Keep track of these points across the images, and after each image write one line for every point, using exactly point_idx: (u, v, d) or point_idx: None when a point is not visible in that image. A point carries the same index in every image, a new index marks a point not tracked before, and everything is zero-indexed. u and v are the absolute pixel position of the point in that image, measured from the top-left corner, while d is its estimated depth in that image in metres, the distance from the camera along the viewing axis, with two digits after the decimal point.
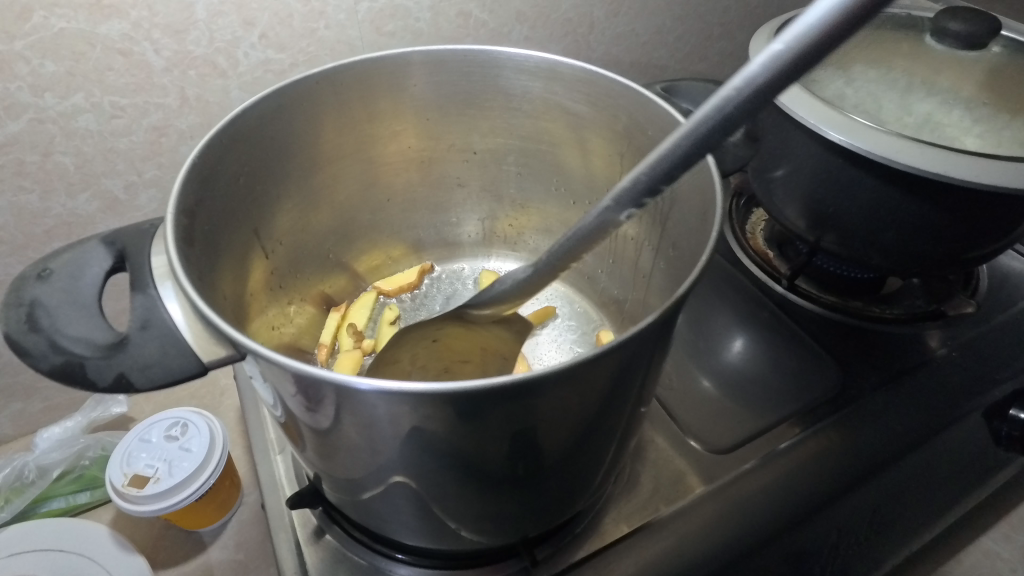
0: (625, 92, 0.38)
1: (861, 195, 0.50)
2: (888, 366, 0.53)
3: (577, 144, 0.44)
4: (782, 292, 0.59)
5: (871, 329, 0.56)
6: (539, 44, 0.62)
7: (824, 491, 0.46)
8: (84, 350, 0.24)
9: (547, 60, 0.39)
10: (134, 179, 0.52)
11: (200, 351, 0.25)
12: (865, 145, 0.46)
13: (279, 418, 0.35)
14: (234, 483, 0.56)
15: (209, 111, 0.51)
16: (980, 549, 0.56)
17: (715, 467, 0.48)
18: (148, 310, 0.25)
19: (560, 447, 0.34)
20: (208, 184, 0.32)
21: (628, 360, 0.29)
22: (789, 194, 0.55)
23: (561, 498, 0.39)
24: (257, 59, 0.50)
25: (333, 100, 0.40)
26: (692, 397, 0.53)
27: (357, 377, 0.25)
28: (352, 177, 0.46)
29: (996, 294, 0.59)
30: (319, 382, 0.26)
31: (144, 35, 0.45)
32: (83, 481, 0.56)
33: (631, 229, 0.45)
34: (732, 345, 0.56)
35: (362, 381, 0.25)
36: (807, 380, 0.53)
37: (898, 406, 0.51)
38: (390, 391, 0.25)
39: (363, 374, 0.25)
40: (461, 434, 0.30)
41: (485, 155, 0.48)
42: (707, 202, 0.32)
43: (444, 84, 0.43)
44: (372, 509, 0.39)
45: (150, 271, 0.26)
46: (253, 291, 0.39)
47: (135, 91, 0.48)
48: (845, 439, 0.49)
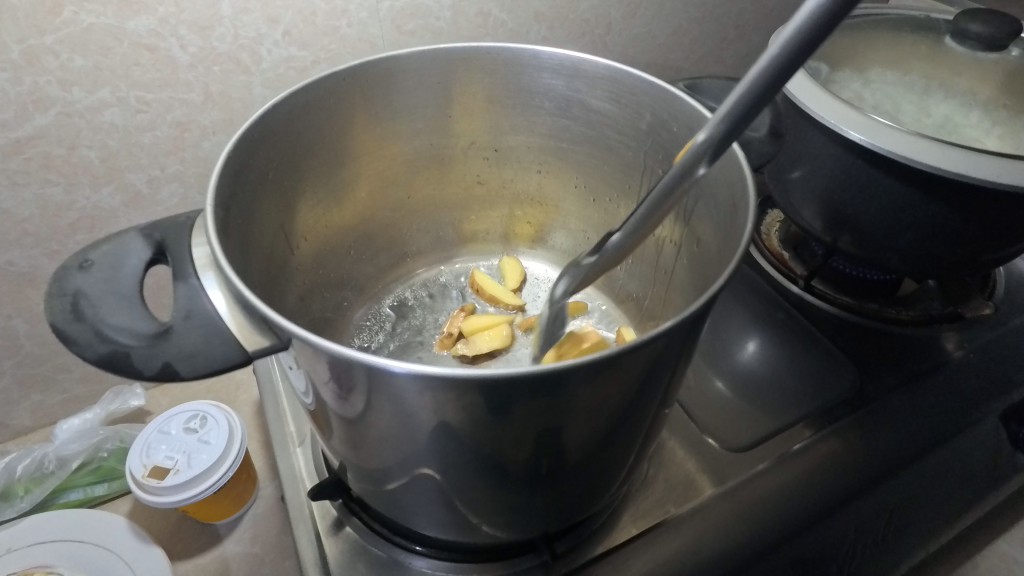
0: (649, 89, 0.38)
1: (880, 196, 0.50)
2: (905, 368, 0.53)
3: (599, 141, 0.44)
4: (798, 292, 0.59)
5: (888, 331, 0.56)
6: (557, 44, 0.62)
7: (841, 489, 0.47)
8: (130, 340, 0.25)
9: (571, 58, 0.40)
10: (157, 173, 0.52)
11: (242, 340, 0.25)
12: (886, 144, 0.46)
13: (307, 409, 0.36)
14: (251, 476, 0.56)
15: (232, 107, 0.52)
16: (997, 552, 0.55)
17: (732, 466, 0.48)
18: (191, 298, 0.26)
19: (584, 442, 0.34)
20: (240, 177, 0.32)
21: (656, 355, 0.29)
22: (807, 195, 0.55)
23: (581, 494, 0.39)
24: (279, 56, 0.51)
25: (360, 96, 0.41)
26: (708, 396, 0.53)
27: (392, 360, 0.25)
28: (375, 173, 0.46)
29: (1015, 298, 0.59)
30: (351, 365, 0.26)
31: (171, 31, 0.46)
32: (101, 472, 0.56)
33: (653, 225, 0.45)
34: (749, 345, 0.56)
35: (397, 365, 0.25)
36: (825, 381, 0.53)
37: (916, 407, 0.51)
38: (423, 375, 0.26)
39: (398, 358, 0.26)
40: (488, 427, 0.30)
41: (506, 153, 0.48)
42: (734, 197, 0.33)
43: (469, 82, 0.43)
44: (394, 500, 0.39)
45: (191, 262, 0.27)
46: (279, 285, 0.40)
47: (161, 86, 0.48)
48: (862, 439, 0.49)
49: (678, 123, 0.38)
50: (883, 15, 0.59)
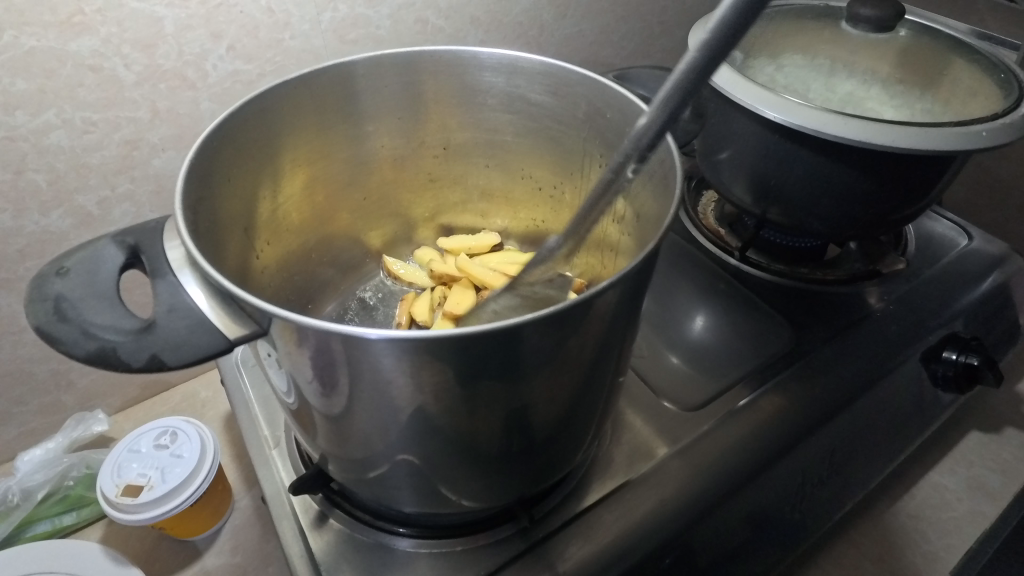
0: (582, 80, 0.42)
1: (797, 167, 0.55)
2: (835, 322, 0.58)
3: (541, 132, 0.47)
4: (736, 264, 0.63)
5: (818, 292, 0.61)
6: (494, 47, 0.65)
7: (788, 436, 0.51)
8: (116, 337, 0.26)
9: (509, 56, 0.43)
10: (107, 194, 0.52)
11: (223, 327, 0.27)
12: (798, 120, 0.51)
13: (291, 408, 0.38)
14: (226, 488, 0.56)
15: (180, 123, 0.52)
16: (930, 482, 0.61)
17: (689, 424, 0.51)
18: (172, 293, 0.27)
19: (553, 405, 0.36)
20: (204, 186, 0.34)
21: (608, 315, 0.32)
22: (736, 172, 0.60)
23: (555, 460, 0.42)
24: (225, 70, 0.52)
25: (311, 101, 0.42)
26: (663, 366, 0.57)
27: (368, 328, 0.27)
28: (331, 178, 0.48)
29: (924, 253, 0.65)
30: (327, 342, 0.28)
31: (115, 50, 0.47)
32: (69, 501, 0.56)
33: (597, 207, 0.48)
34: (696, 319, 0.60)
35: (373, 332, 0.27)
36: (766, 341, 0.57)
37: (848, 356, 0.56)
38: (398, 338, 0.27)
39: (374, 326, 0.27)
40: (460, 398, 0.32)
41: (454, 149, 0.51)
42: (664, 170, 0.36)
43: (413, 85, 0.45)
44: (375, 484, 0.41)
45: (167, 261, 0.28)
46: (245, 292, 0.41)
47: (107, 105, 0.48)
48: (803, 390, 0.53)
49: (612, 109, 0.41)
50: (787, 5, 0.65)
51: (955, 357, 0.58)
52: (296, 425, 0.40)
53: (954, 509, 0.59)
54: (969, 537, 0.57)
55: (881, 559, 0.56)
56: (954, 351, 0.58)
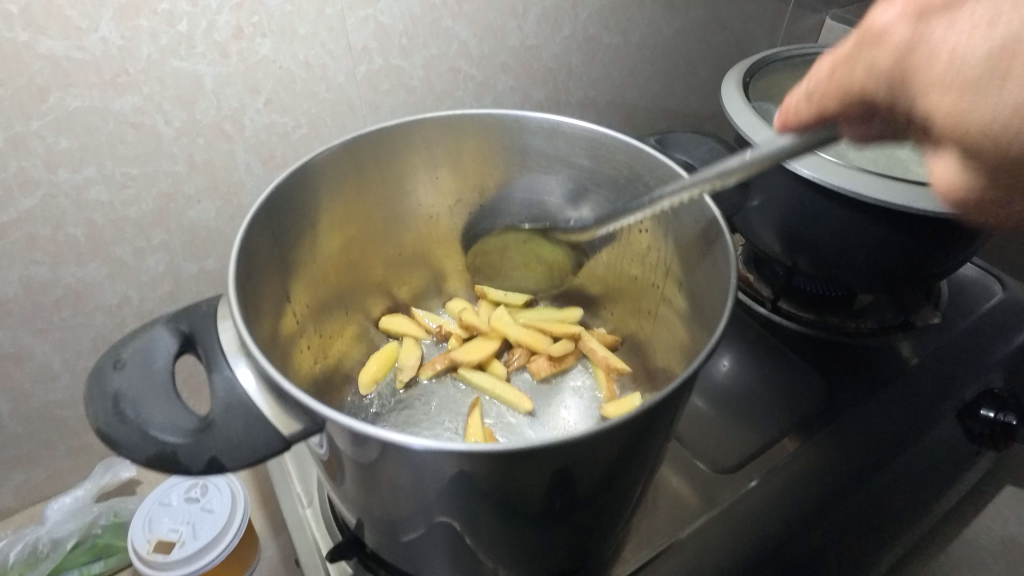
0: (624, 147, 0.41)
1: (832, 223, 0.54)
2: (869, 377, 0.57)
3: (579, 194, 0.47)
4: (766, 313, 0.63)
5: (850, 343, 0.60)
6: (523, 92, 0.65)
7: (822, 496, 0.50)
8: (176, 439, 0.25)
9: (551, 120, 0.43)
10: (142, 244, 0.53)
11: (279, 424, 0.26)
12: (836, 181, 0.50)
13: (321, 457, 0.37)
14: (253, 537, 0.56)
15: (216, 175, 0.53)
16: (963, 540, 0.60)
17: (725, 487, 0.51)
18: (228, 387, 0.27)
19: (593, 482, 0.36)
20: (250, 262, 0.34)
21: (655, 404, 0.32)
22: (767, 221, 0.59)
23: (592, 530, 0.42)
24: (262, 123, 0.52)
25: (354, 165, 0.42)
26: (693, 418, 0.56)
27: (411, 438, 0.29)
28: (368, 236, 0.48)
29: (956, 303, 0.64)
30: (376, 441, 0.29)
31: (156, 107, 0.47)
32: (97, 549, 0.55)
33: (635, 267, 0.48)
34: (724, 361, 0.59)
35: (415, 442, 0.29)
36: (798, 393, 0.56)
37: (881, 416, 0.55)
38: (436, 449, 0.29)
39: (416, 436, 0.29)
40: (500, 483, 0.33)
41: (490, 205, 0.50)
42: (715, 246, 0.37)
43: (453, 144, 0.45)
44: (409, 551, 0.41)
45: (222, 351, 0.28)
46: (287, 359, 0.41)
47: (146, 160, 0.49)
48: (836, 449, 0.52)
49: (654, 176, 0.41)
50: (819, 51, 0.65)
51: (993, 415, 0.57)
52: (323, 472, 0.39)
53: (990, 567, 0.58)
54: None
55: None
56: (991, 409, 0.57)
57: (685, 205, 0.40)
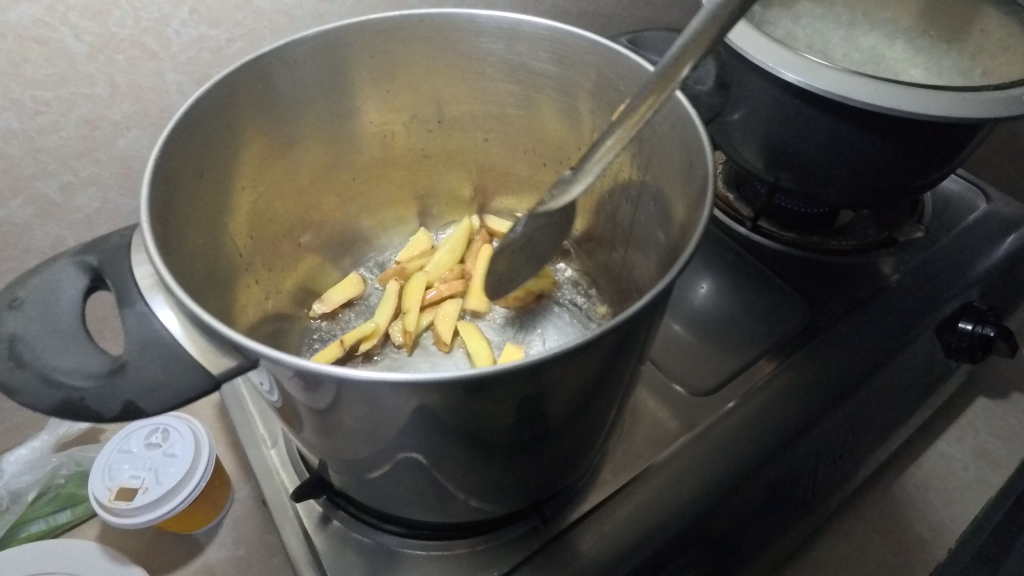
0: (593, 48, 0.38)
1: (817, 135, 0.50)
2: (848, 296, 0.56)
3: (545, 105, 0.44)
4: (746, 233, 0.60)
5: (831, 263, 0.58)
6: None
7: (798, 419, 0.49)
8: (82, 383, 0.23)
9: (510, 20, 0.39)
10: (70, 179, 0.48)
11: (207, 364, 0.24)
12: (823, 84, 0.45)
13: (274, 406, 0.33)
14: (224, 480, 0.54)
15: (144, 98, 0.47)
16: (937, 451, 0.61)
17: (702, 409, 0.50)
18: (141, 325, 0.24)
19: (565, 406, 0.34)
20: (172, 187, 0.31)
21: (638, 303, 0.29)
22: (748, 135, 0.54)
23: (570, 453, 0.41)
24: (190, 37, 0.46)
25: (283, 78, 0.38)
26: (670, 342, 0.54)
27: (367, 374, 0.25)
28: (316, 160, 0.44)
29: (941, 218, 0.62)
30: (326, 384, 0.26)
31: (61, 19, 0.41)
32: (61, 499, 0.53)
33: (607, 186, 0.45)
34: (706, 283, 0.58)
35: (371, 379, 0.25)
36: (778, 316, 0.55)
37: (863, 331, 0.54)
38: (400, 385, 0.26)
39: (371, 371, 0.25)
40: (469, 412, 0.31)
41: (449, 123, 0.46)
42: (685, 147, 0.34)
43: (403, 53, 0.41)
44: (378, 487, 0.39)
45: (136, 284, 0.25)
46: (234, 295, 0.38)
47: (58, 82, 0.43)
48: (815, 369, 0.51)
49: (625, 81, 0.38)
50: None
51: (970, 328, 0.56)
52: (281, 420, 0.35)
53: (961, 478, 0.59)
54: (974, 505, 0.58)
55: (887, 530, 0.56)
56: (969, 322, 0.56)
57: (657, 109, 0.36)
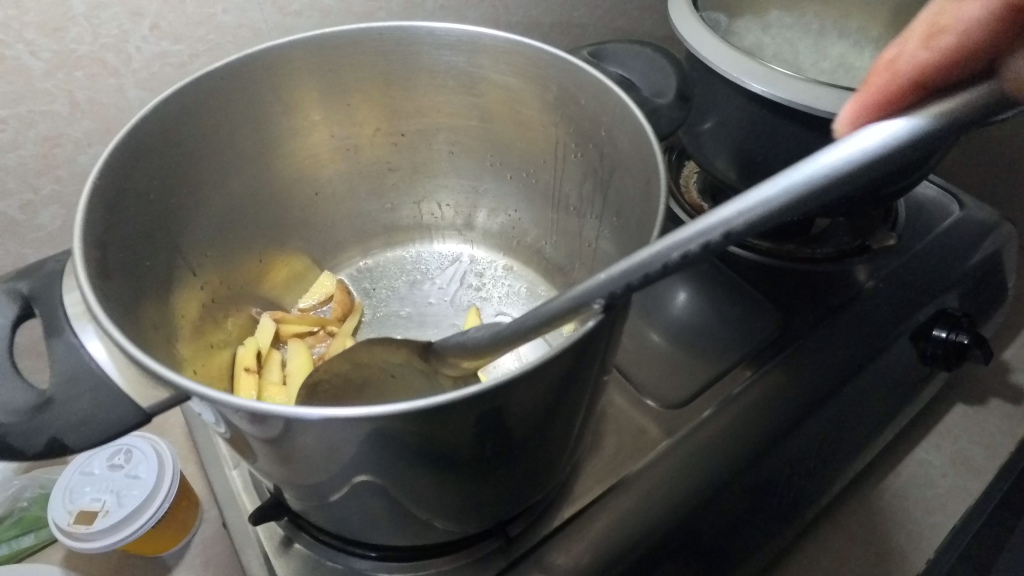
0: (550, 60, 0.38)
1: (785, 146, 0.49)
2: (823, 305, 0.55)
3: (508, 117, 0.44)
4: None
5: (805, 271, 0.58)
6: (456, 12, 0.58)
7: (773, 430, 0.49)
8: (7, 419, 0.24)
9: (469, 33, 0.39)
10: (30, 197, 0.47)
11: (137, 395, 0.24)
12: (786, 94, 0.44)
13: (226, 436, 0.32)
14: (192, 501, 0.53)
15: (105, 114, 0.47)
16: (915, 460, 0.61)
17: (676, 420, 0.49)
18: (69, 356, 0.24)
19: (525, 423, 0.34)
20: (116, 207, 0.30)
21: (591, 317, 0.28)
22: (719, 145, 0.54)
23: (536, 468, 0.40)
24: (151, 52, 0.46)
25: (240, 93, 0.38)
26: (644, 354, 0.54)
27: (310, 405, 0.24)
28: (278, 176, 0.44)
29: (914, 225, 0.62)
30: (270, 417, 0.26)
31: (16, 36, 0.41)
32: (25, 523, 0.52)
33: (573, 198, 0.45)
34: (680, 294, 0.57)
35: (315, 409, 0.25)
36: (751, 327, 0.54)
37: (837, 340, 0.54)
38: (346, 414, 0.25)
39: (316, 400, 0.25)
40: (423, 434, 0.30)
41: (414, 137, 0.46)
42: (643, 159, 0.34)
43: (363, 67, 0.41)
44: (339, 510, 0.38)
45: (65, 315, 0.25)
46: (188, 315, 0.38)
47: (15, 99, 0.43)
48: (790, 379, 0.51)
49: (584, 93, 0.38)
50: None
51: (945, 335, 0.56)
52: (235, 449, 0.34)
53: (939, 486, 0.59)
54: (953, 514, 0.57)
55: (865, 541, 0.56)
56: (944, 329, 0.56)
57: (616, 122, 0.36)
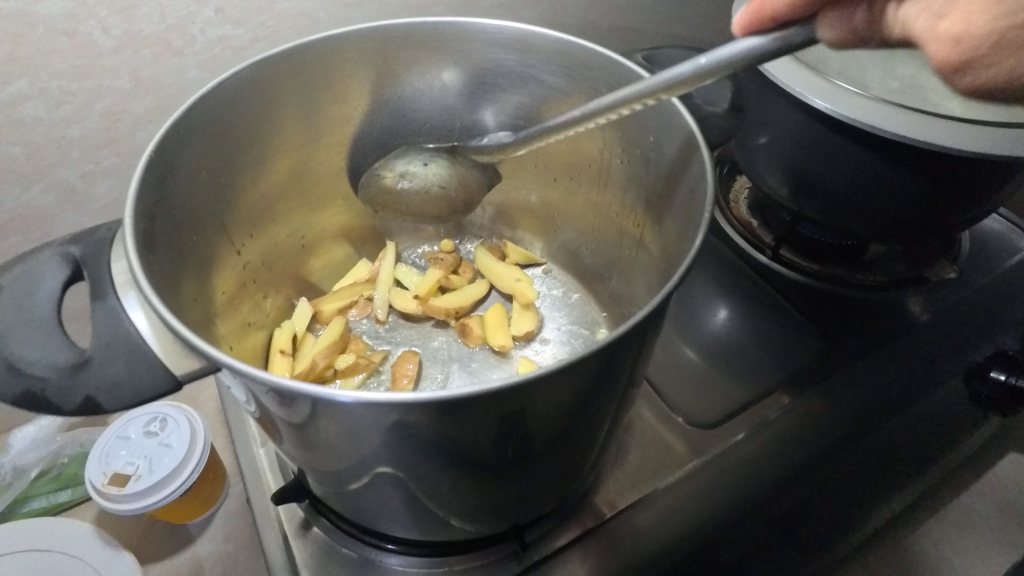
0: (603, 62, 0.37)
1: (842, 166, 0.47)
2: (871, 335, 0.53)
3: (556, 119, 0.43)
4: (765, 262, 0.57)
5: (855, 296, 0.55)
6: (512, 10, 0.58)
7: (805, 459, 0.47)
8: (45, 374, 0.24)
9: (521, 31, 0.38)
10: (91, 167, 0.49)
11: (171, 364, 0.24)
12: (851, 113, 0.42)
13: (253, 415, 0.32)
14: (219, 474, 0.55)
15: (166, 93, 0.48)
16: (958, 507, 0.57)
17: (707, 441, 0.48)
18: (111, 320, 0.25)
19: (550, 427, 0.33)
20: (165, 183, 0.31)
21: (626, 324, 0.27)
22: (770, 160, 0.52)
23: (558, 474, 0.39)
24: (213, 35, 0.47)
25: (294, 79, 0.39)
26: (677, 369, 0.52)
27: (338, 393, 0.24)
28: (324, 163, 0.45)
29: (976, 259, 0.59)
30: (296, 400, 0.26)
31: (89, 13, 0.42)
32: (63, 479, 0.55)
33: (615, 205, 0.44)
34: (720, 311, 0.55)
35: (344, 398, 0.25)
36: (792, 350, 0.52)
37: (882, 371, 0.51)
38: (372, 404, 0.25)
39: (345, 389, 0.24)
40: (446, 431, 0.30)
41: (460, 133, 0.46)
42: (691, 173, 0.33)
43: (415, 60, 0.41)
44: (357, 498, 0.38)
45: (110, 280, 0.26)
46: (228, 293, 0.39)
47: (84, 74, 0.45)
48: (827, 408, 0.49)
49: (634, 100, 0.37)
50: None
51: (1005, 379, 0.51)
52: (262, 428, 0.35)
53: (982, 537, 0.55)
54: (995, 569, 0.54)
55: None
56: (1003, 372, 0.51)
57: (667, 130, 0.35)
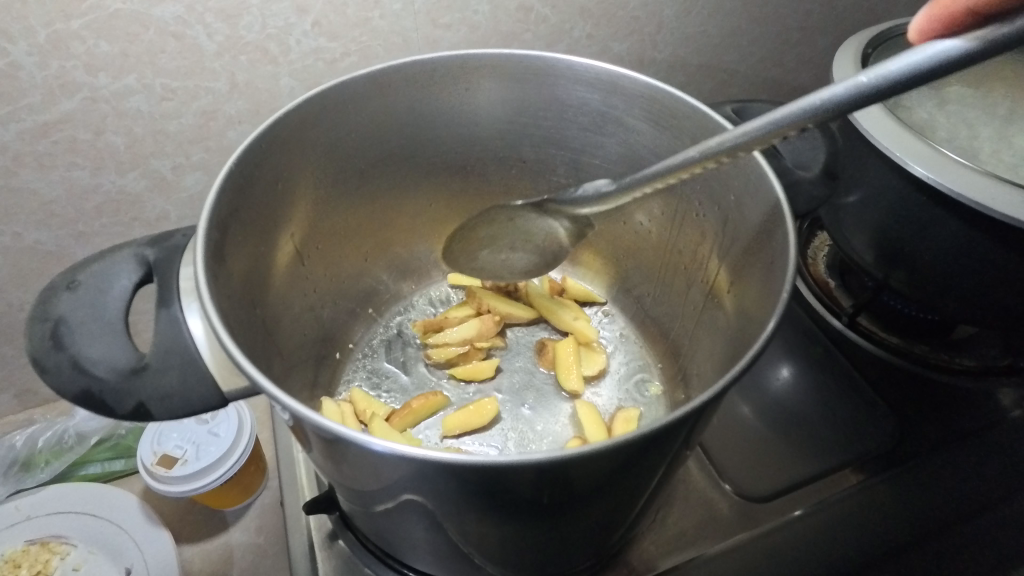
0: (689, 112, 0.36)
1: (939, 239, 0.42)
2: (956, 427, 0.48)
3: (633, 162, 0.42)
4: (839, 328, 0.53)
5: (937, 380, 0.50)
6: (602, 42, 0.57)
7: (859, 548, 0.45)
8: (105, 375, 0.25)
9: (609, 72, 0.37)
10: (182, 161, 0.52)
11: (220, 380, 0.26)
12: (956, 186, 0.38)
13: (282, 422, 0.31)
14: (260, 467, 0.56)
15: (258, 97, 0.50)
16: None
17: (756, 516, 0.45)
18: (171, 329, 0.26)
19: (588, 488, 0.31)
20: (242, 193, 0.32)
21: (684, 405, 0.25)
22: (858, 224, 0.47)
23: (591, 530, 0.38)
24: (308, 47, 0.48)
25: (378, 100, 0.39)
26: (732, 430, 0.49)
27: (373, 439, 0.24)
28: (398, 181, 0.45)
29: None
30: (325, 433, 0.24)
31: (198, 18, 0.44)
32: (118, 449, 0.58)
33: (685, 257, 0.43)
34: (783, 368, 0.52)
35: (378, 444, 0.24)
36: (861, 429, 0.48)
37: (961, 469, 0.47)
38: (404, 456, 0.24)
39: (380, 437, 0.24)
40: (475, 482, 0.28)
41: (533, 165, 0.46)
42: (772, 244, 0.32)
43: (497, 89, 0.41)
44: (383, 521, 0.38)
45: (177, 288, 0.27)
46: (288, 302, 0.39)
47: (186, 73, 0.47)
48: (892, 500, 0.46)
49: None
50: None
51: None
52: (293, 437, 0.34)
53: None
54: None
55: None
56: None
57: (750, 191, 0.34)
